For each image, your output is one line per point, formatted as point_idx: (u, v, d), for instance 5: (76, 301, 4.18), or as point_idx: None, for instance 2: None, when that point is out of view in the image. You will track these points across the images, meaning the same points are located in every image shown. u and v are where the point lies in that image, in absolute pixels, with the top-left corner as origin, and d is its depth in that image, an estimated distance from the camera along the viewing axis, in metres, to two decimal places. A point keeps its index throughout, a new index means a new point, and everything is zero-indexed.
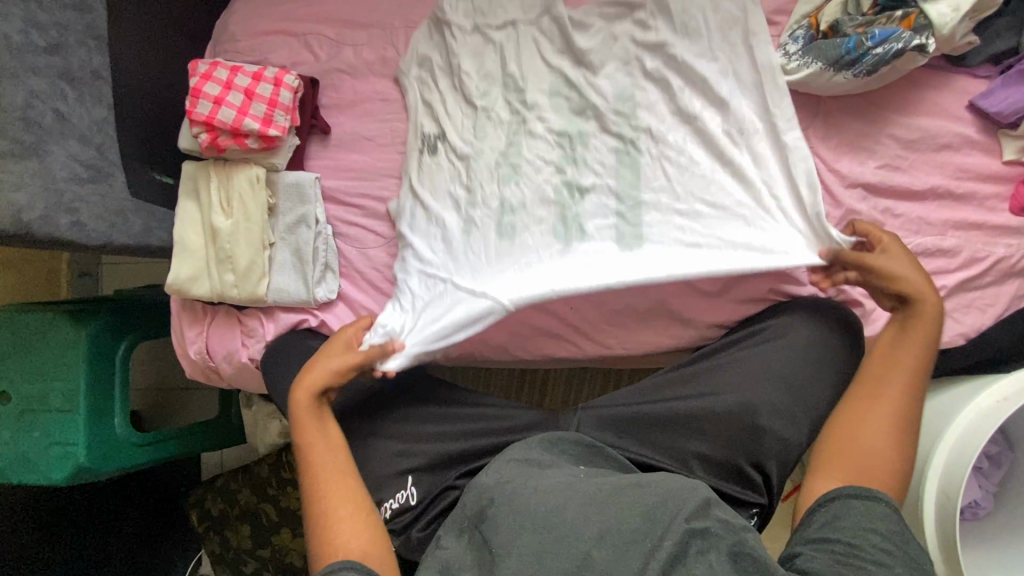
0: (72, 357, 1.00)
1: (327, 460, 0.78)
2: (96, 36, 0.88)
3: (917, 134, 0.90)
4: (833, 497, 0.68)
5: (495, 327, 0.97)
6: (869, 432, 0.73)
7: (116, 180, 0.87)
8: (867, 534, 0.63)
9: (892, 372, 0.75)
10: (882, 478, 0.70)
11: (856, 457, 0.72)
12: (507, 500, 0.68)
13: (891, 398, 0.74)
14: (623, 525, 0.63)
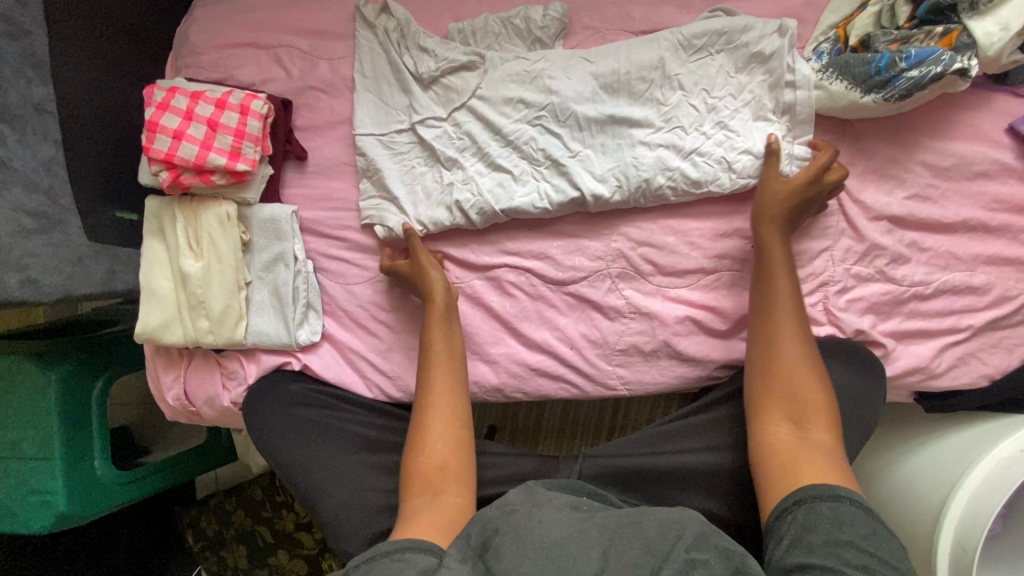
0: (42, 402, 0.95)
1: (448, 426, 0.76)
2: (36, 63, 0.76)
3: (951, 161, 0.83)
4: (797, 502, 0.62)
5: (490, 367, 0.91)
6: (789, 345, 0.75)
7: (70, 226, 0.78)
8: (839, 551, 0.56)
9: (788, 283, 0.77)
10: (800, 382, 0.72)
11: (779, 370, 0.74)
12: (513, 528, 0.61)
13: (789, 297, 0.77)
14: (623, 555, 0.56)
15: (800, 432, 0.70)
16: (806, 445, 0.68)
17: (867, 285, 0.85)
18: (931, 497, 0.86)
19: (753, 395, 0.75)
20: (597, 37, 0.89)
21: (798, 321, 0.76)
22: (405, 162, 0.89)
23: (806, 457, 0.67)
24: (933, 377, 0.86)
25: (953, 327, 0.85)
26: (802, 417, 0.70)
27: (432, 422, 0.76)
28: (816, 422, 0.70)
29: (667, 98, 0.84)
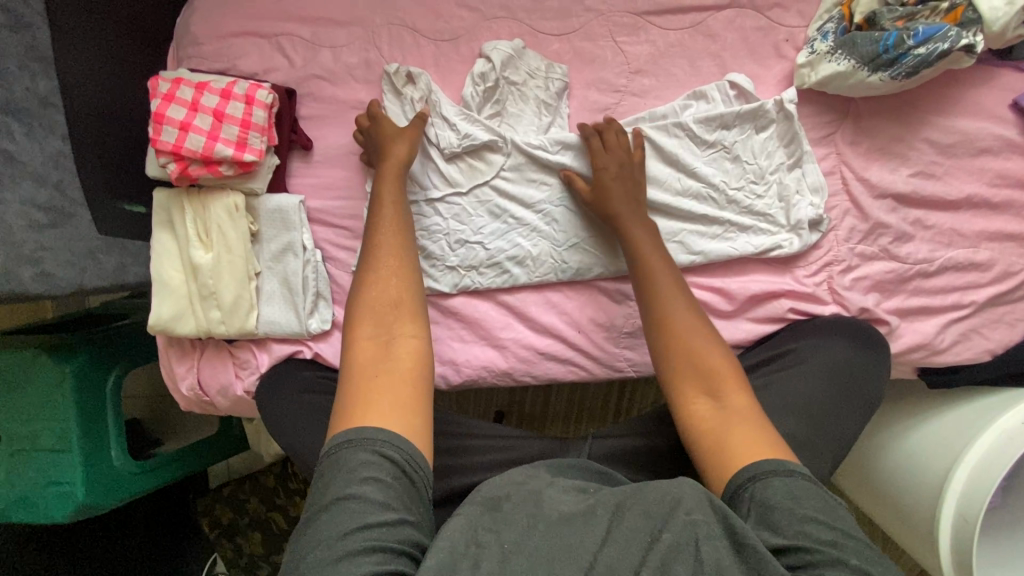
0: (59, 396, 0.96)
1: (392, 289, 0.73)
2: (39, 57, 0.78)
3: (955, 138, 0.83)
4: (753, 478, 0.59)
5: (500, 352, 0.92)
6: (677, 304, 0.76)
7: (81, 220, 0.79)
8: (805, 527, 0.54)
9: (653, 252, 0.80)
10: (700, 339, 0.72)
11: (676, 329, 0.74)
12: (522, 502, 0.60)
13: (654, 261, 0.79)
14: (626, 523, 0.56)
15: (717, 405, 0.68)
16: (725, 415, 0.67)
17: (871, 263, 0.86)
18: (933, 469, 0.88)
19: (663, 368, 0.74)
20: (600, 20, 0.88)
21: (679, 294, 0.76)
22: (428, 235, 0.89)
23: (732, 420, 0.66)
24: (937, 353, 0.87)
25: (956, 303, 0.86)
26: (717, 389, 0.69)
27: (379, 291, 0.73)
28: (728, 388, 0.69)
29: (686, 185, 0.85)
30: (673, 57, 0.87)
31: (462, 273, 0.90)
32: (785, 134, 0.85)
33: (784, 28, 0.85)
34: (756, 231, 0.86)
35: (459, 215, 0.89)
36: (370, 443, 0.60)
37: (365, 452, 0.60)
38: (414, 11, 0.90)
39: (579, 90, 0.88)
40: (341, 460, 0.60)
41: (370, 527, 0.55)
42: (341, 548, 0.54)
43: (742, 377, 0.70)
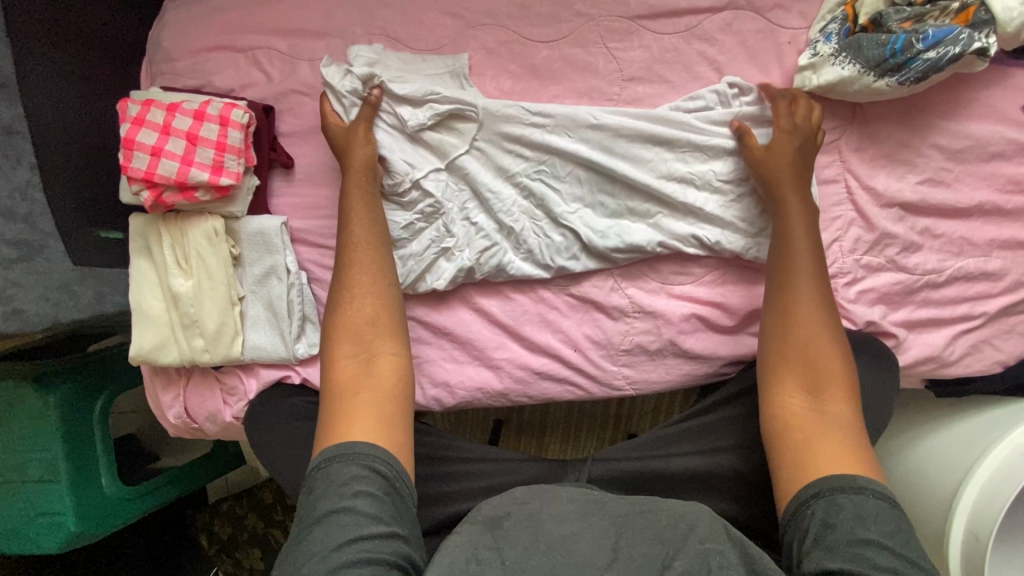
0: (45, 426, 0.94)
1: (367, 309, 0.73)
2: (2, 82, 0.72)
3: (965, 143, 0.79)
4: (815, 495, 0.61)
5: (494, 372, 0.89)
6: (809, 301, 0.73)
7: (53, 252, 0.75)
8: (866, 551, 0.55)
9: (799, 241, 0.75)
10: (820, 345, 0.70)
11: (800, 321, 0.72)
12: (526, 516, 0.59)
13: (803, 248, 0.75)
14: (635, 546, 0.56)
15: (815, 405, 0.68)
16: (821, 420, 0.66)
17: (877, 275, 0.83)
18: (942, 484, 0.86)
19: (768, 364, 0.72)
20: (591, 26, 0.83)
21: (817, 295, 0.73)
22: (412, 232, 0.84)
23: (827, 430, 0.65)
24: (945, 365, 0.84)
25: (967, 315, 0.83)
26: (820, 390, 0.68)
27: (358, 311, 0.73)
28: (834, 396, 0.68)
29: (671, 167, 0.82)
30: (669, 63, 0.82)
31: (451, 264, 0.84)
32: None
33: (785, 30, 0.80)
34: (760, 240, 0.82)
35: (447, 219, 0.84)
36: (354, 458, 0.62)
37: (356, 466, 0.61)
38: (395, 20, 0.85)
39: (570, 99, 0.84)
40: (332, 473, 0.61)
41: (362, 538, 0.57)
42: (329, 564, 0.55)
43: (853, 389, 0.69)
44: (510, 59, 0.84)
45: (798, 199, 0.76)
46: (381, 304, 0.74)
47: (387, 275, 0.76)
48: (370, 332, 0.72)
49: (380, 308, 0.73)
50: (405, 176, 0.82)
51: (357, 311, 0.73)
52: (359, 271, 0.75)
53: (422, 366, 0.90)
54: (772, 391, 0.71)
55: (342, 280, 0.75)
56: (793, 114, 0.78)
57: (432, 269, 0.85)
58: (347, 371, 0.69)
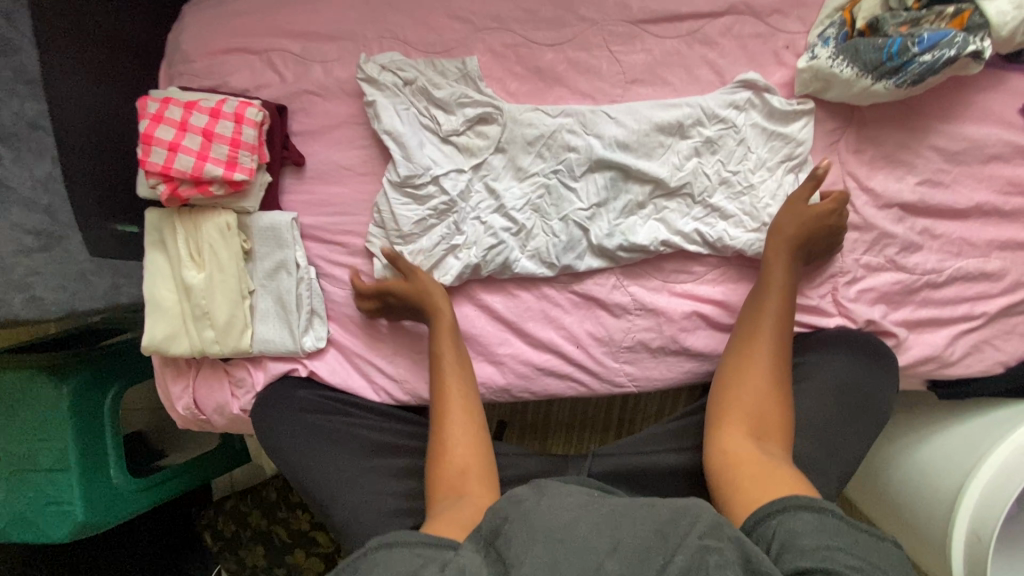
0: (56, 415, 0.96)
1: (464, 418, 0.78)
2: (28, 79, 0.77)
3: (963, 145, 0.80)
4: (779, 511, 0.57)
5: (497, 368, 0.91)
6: (768, 355, 0.76)
7: (71, 241, 0.78)
8: (835, 555, 0.51)
9: (773, 298, 0.78)
10: (771, 397, 0.73)
11: (752, 371, 0.75)
12: (522, 514, 0.57)
13: (780, 307, 0.78)
14: (631, 536, 0.53)
15: (761, 445, 0.68)
16: (763, 456, 0.67)
17: (877, 274, 0.84)
18: (945, 485, 0.86)
19: (719, 408, 0.75)
20: (595, 30, 0.85)
21: (779, 334, 0.77)
22: (424, 227, 0.86)
23: (772, 467, 0.64)
24: (946, 366, 0.84)
25: (966, 315, 0.83)
26: (764, 435, 0.70)
27: (453, 452, 0.75)
28: (775, 442, 0.69)
29: (683, 163, 0.84)
30: (670, 66, 0.84)
31: (458, 260, 0.87)
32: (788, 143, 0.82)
33: (784, 34, 0.82)
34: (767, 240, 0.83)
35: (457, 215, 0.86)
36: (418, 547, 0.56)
37: (413, 552, 0.55)
38: (405, 23, 0.88)
39: (574, 100, 0.86)
40: (387, 561, 0.54)
41: None
42: None
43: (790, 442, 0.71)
44: (516, 62, 0.87)
45: (785, 269, 0.80)
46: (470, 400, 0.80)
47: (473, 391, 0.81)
48: (470, 434, 0.77)
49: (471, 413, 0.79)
50: (423, 170, 0.84)
51: (458, 415, 0.78)
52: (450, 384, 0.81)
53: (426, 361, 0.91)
54: (722, 432, 0.72)
55: (438, 413, 0.79)
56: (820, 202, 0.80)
57: (441, 263, 0.87)
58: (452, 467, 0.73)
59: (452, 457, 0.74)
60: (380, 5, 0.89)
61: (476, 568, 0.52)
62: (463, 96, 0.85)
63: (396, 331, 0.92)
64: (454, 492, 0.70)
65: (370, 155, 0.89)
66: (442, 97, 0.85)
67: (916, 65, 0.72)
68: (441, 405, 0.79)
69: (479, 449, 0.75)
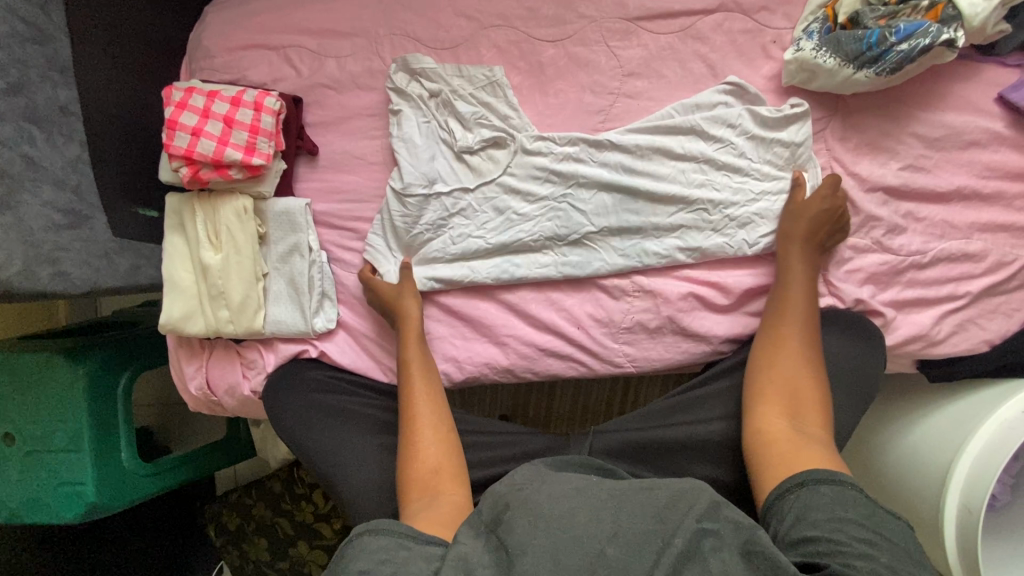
0: (72, 397, 0.98)
1: (433, 415, 0.81)
2: (60, 67, 0.81)
3: (942, 132, 0.85)
4: (800, 484, 0.62)
5: (501, 348, 0.94)
6: (794, 340, 0.79)
7: (97, 222, 0.82)
8: (847, 528, 0.56)
9: (799, 290, 0.82)
10: (801, 377, 0.76)
11: (779, 355, 0.78)
12: (523, 503, 0.60)
13: (805, 298, 0.82)
14: (634, 521, 0.56)
15: (796, 425, 0.71)
16: (796, 434, 0.70)
17: (865, 256, 0.88)
18: (935, 462, 0.88)
19: (754, 389, 0.78)
20: (593, 27, 0.91)
21: (809, 325, 0.80)
22: (434, 229, 0.91)
23: (803, 447, 0.68)
24: (934, 344, 0.88)
25: (951, 294, 0.87)
26: (797, 413, 0.73)
27: (424, 455, 0.77)
28: (810, 421, 0.72)
29: (687, 180, 0.88)
30: (665, 60, 0.90)
31: (457, 268, 0.92)
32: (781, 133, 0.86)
33: (771, 30, 0.88)
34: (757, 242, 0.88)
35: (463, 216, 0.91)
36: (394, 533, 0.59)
37: (386, 538, 0.59)
38: (415, 21, 0.93)
39: (574, 92, 0.91)
40: (367, 547, 0.58)
41: None
42: None
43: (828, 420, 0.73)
44: (519, 57, 0.92)
45: (803, 262, 0.84)
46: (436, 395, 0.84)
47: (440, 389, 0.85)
48: (439, 427, 0.80)
49: (437, 410, 0.82)
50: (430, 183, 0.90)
51: (427, 411, 0.81)
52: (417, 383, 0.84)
53: (433, 342, 0.95)
54: (756, 412, 0.75)
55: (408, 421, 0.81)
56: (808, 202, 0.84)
57: (442, 268, 0.92)
58: (426, 456, 0.76)
59: (429, 461, 0.76)
60: (391, 4, 0.94)
61: (476, 554, 0.57)
62: (483, 117, 0.90)
63: None
64: (430, 492, 0.72)
65: (380, 144, 0.94)
66: (465, 113, 0.90)
67: (895, 54, 0.77)
68: (405, 395, 0.83)
69: (440, 422, 0.81)
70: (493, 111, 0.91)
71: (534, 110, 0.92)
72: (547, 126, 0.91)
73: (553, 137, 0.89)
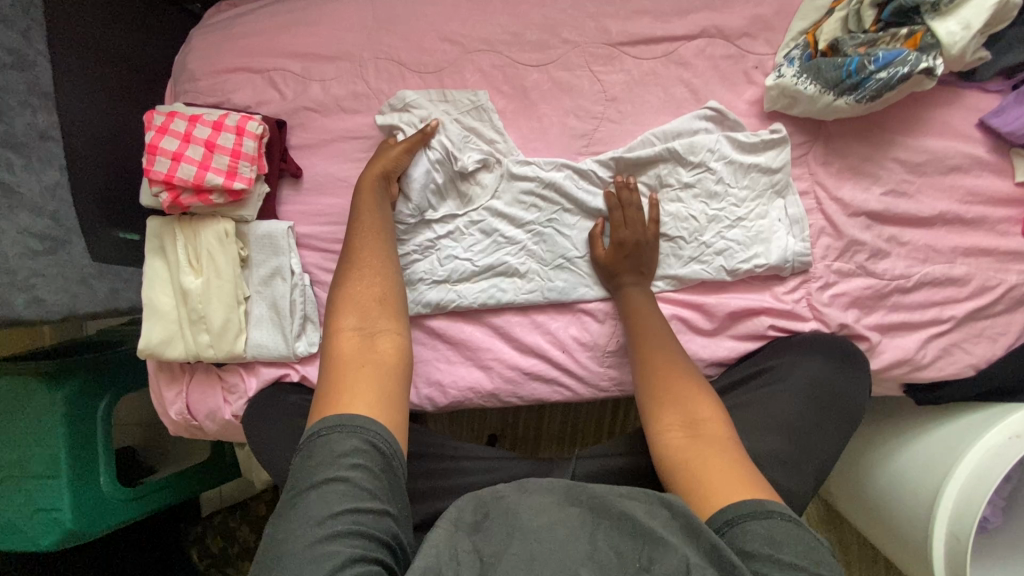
0: (50, 422, 0.97)
1: (374, 290, 0.73)
2: (41, 93, 0.80)
3: (924, 157, 0.85)
4: (728, 522, 0.58)
5: (485, 372, 0.93)
6: (674, 349, 0.80)
7: (74, 247, 0.81)
8: (784, 574, 0.53)
9: (648, 312, 0.84)
10: (689, 385, 0.75)
11: (662, 364, 0.78)
12: (503, 512, 0.58)
13: (648, 317, 0.83)
14: (612, 545, 0.55)
15: (692, 437, 0.69)
16: (696, 446, 0.68)
17: (849, 280, 0.87)
18: (925, 487, 0.87)
19: (648, 408, 0.75)
20: (577, 52, 0.91)
21: (670, 343, 0.81)
22: (423, 251, 0.91)
23: (714, 461, 0.65)
24: (919, 368, 0.87)
25: (936, 319, 0.87)
26: (696, 425, 0.70)
27: (360, 295, 0.73)
28: (708, 426, 0.70)
29: (669, 205, 0.88)
30: (648, 85, 0.90)
31: (443, 291, 0.91)
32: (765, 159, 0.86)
33: (753, 55, 0.88)
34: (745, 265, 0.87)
35: (451, 237, 0.91)
36: (360, 431, 0.60)
37: (356, 439, 0.60)
38: (399, 46, 0.94)
39: (558, 116, 0.91)
40: (331, 444, 0.59)
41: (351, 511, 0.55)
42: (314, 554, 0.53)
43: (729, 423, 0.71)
44: (503, 81, 0.92)
45: (638, 292, 0.86)
46: (387, 274, 0.76)
47: (391, 266, 0.77)
48: (376, 304, 0.72)
49: (377, 286, 0.74)
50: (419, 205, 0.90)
51: (363, 288, 0.73)
52: (363, 257, 0.76)
53: (416, 366, 0.94)
54: (656, 426, 0.73)
55: (346, 265, 0.76)
56: (625, 225, 0.87)
57: (429, 291, 0.92)
58: (350, 343, 0.68)
59: (364, 300, 0.72)
60: (376, 28, 0.95)
61: (451, 546, 0.55)
62: (470, 140, 0.90)
63: None
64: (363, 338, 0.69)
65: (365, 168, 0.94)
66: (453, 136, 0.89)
67: (875, 82, 0.77)
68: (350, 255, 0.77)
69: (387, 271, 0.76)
70: (480, 135, 0.91)
71: (518, 134, 0.92)
72: (531, 150, 0.91)
73: (538, 161, 0.89)
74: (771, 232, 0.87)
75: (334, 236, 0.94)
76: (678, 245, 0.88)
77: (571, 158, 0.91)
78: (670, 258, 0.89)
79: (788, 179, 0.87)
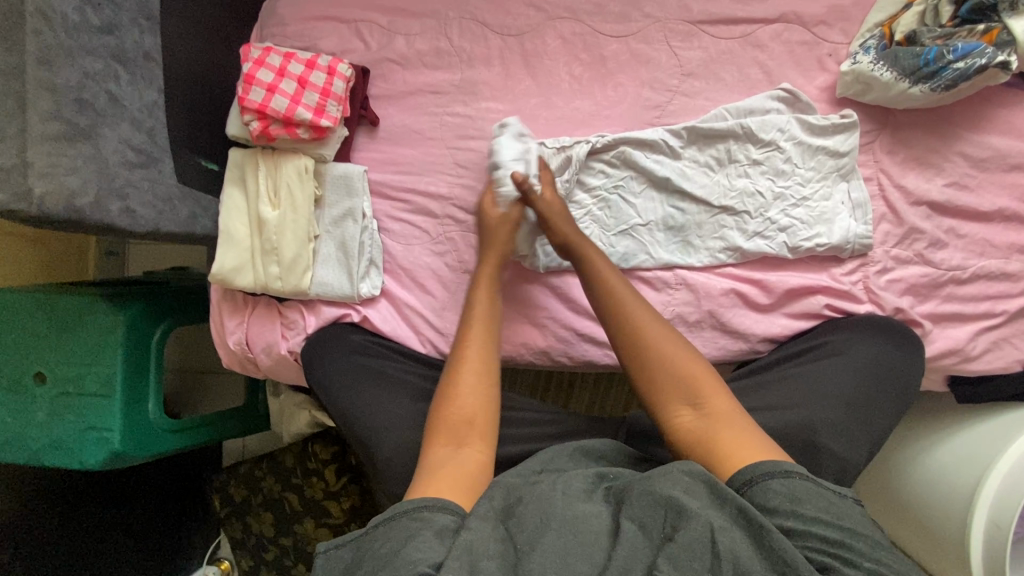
0: (110, 342, 0.99)
1: (472, 395, 0.71)
2: (149, 15, 0.84)
3: (987, 153, 0.88)
4: (748, 481, 0.58)
5: (539, 330, 0.95)
6: (646, 315, 0.76)
7: (165, 165, 0.84)
8: (811, 527, 0.54)
9: (611, 277, 0.81)
10: (679, 357, 0.71)
11: (647, 339, 0.73)
12: (537, 497, 0.60)
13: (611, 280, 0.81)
14: (635, 513, 0.57)
15: (699, 413, 0.67)
16: (704, 422, 0.66)
17: (905, 267, 0.90)
18: (965, 476, 0.88)
19: (647, 389, 0.72)
20: (657, 26, 0.94)
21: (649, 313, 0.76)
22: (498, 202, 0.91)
23: (730, 436, 0.64)
24: (969, 359, 0.89)
25: (988, 312, 0.89)
26: (698, 397, 0.68)
27: (459, 395, 0.71)
28: (708, 396, 0.68)
29: (734, 182, 0.91)
30: (723, 64, 0.93)
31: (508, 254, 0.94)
32: (834, 144, 0.89)
33: (828, 43, 0.92)
34: (807, 245, 0.89)
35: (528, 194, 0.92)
36: (408, 512, 0.58)
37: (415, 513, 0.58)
38: (485, 7, 0.97)
39: (634, 87, 0.94)
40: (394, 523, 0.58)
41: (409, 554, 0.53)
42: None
43: (720, 380, 0.70)
44: (583, 49, 0.95)
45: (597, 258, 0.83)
46: (486, 373, 0.74)
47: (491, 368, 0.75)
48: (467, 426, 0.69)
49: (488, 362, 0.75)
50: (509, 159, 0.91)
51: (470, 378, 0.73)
52: (472, 339, 0.77)
53: None
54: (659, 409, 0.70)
55: (456, 354, 0.76)
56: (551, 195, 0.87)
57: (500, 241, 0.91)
58: (439, 453, 0.66)
59: (460, 399, 0.71)
60: None
61: (486, 538, 0.55)
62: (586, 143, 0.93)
63: (443, 287, 0.96)
64: (453, 443, 0.67)
65: (440, 121, 0.97)
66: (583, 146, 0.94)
67: (955, 69, 0.80)
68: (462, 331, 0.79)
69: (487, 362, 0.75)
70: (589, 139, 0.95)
71: (593, 100, 0.95)
72: (604, 117, 0.94)
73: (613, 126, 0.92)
74: (834, 216, 0.89)
75: (404, 183, 0.96)
76: (741, 223, 0.91)
77: (640, 127, 0.94)
78: (731, 235, 0.91)
79: (853, 165, 0.89)
